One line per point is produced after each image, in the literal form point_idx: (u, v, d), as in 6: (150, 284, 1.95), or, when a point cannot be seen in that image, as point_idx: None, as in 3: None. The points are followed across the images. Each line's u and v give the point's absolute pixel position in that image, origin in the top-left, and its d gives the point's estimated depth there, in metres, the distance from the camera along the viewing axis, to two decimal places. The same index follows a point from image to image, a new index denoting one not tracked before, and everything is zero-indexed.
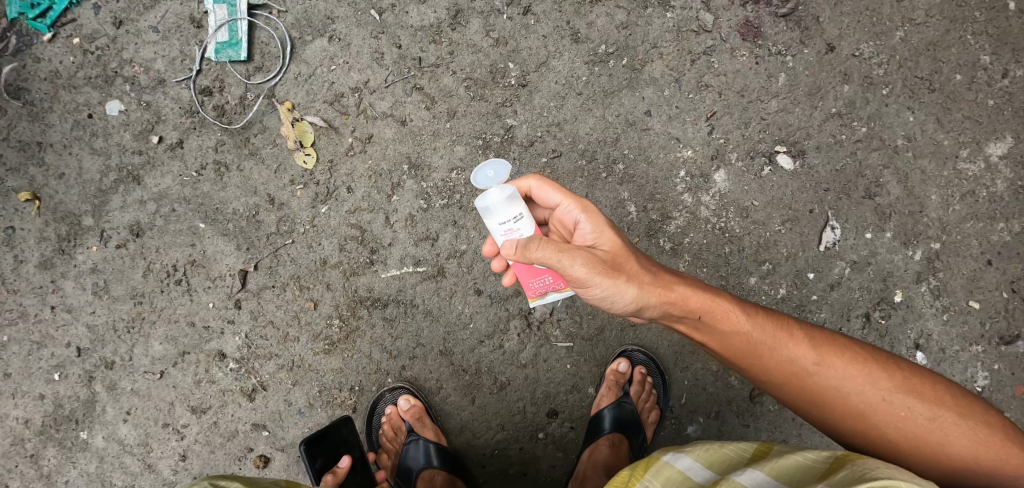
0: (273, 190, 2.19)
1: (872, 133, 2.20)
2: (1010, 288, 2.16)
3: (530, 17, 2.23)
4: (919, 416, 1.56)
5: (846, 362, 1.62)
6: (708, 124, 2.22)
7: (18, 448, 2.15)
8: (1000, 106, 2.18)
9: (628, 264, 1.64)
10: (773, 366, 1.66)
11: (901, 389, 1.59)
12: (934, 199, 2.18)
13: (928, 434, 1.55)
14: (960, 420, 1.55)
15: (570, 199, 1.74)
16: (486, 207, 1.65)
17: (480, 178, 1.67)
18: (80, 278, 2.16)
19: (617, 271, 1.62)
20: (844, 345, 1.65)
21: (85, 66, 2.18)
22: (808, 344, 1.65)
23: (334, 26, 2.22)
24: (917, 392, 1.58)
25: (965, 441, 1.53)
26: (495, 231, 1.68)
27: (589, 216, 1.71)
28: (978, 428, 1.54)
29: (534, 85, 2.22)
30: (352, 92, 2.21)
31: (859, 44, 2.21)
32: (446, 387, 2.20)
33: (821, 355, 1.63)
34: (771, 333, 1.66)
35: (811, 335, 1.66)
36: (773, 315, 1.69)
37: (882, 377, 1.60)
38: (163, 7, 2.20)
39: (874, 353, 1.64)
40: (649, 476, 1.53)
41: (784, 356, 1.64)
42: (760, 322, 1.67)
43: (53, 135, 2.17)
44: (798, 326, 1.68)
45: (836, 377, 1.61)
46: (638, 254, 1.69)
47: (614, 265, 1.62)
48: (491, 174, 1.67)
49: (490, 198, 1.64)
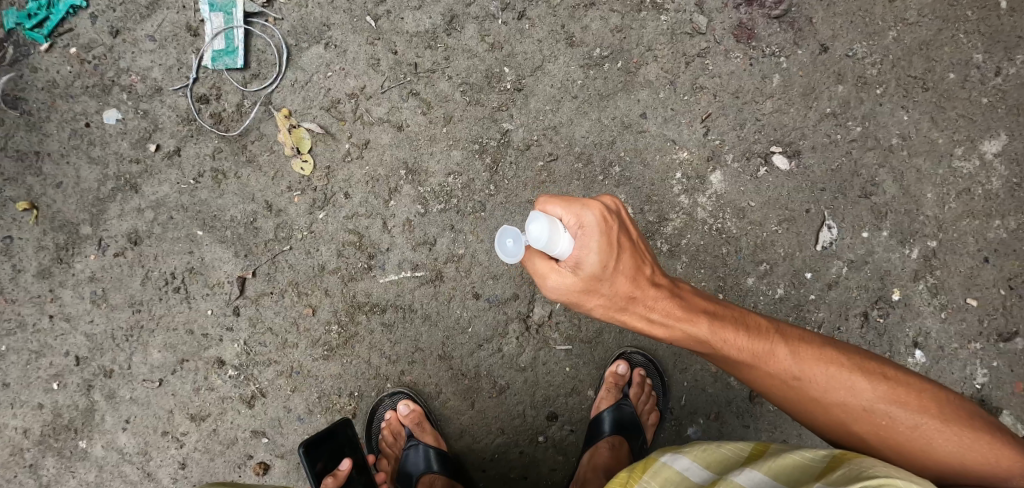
0: (271, 196, 2.19)
1: (867, 132, 2.21)
2: (1008, 284, 2.16)
3: (525, 21, 2.24)
4: (902, 425, 1.57)
5: (828, 375, 1.62)
6: (704, 126, 2.23)
7: (17, 458, 2.15)
8: (994, 104, 2.19)
9: (602, 288, 1.59)
10: (754, 379, 1.68)
11: (884, 398, 1.59)
12: (930, 197, 2.19)
13: (911, 442, 1.56)
14: (944, 426, 1.55)
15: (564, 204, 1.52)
16: (545, 244, 1.49)
17: (510, 254, 1.49)
18: (78, 287, 2.16)
19: (587, 296, 1.59)
20: (826, 355, 1.65)
21: (83, 75, 2.19)
22: (790, 358, 1.65)
23: (330, 33, 2.23)
24: (900, 400, 1.58)
25: (948, 447, 1.54)
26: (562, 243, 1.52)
27: (587, 233, 1.52)
28: (963, 433, 1.54)
29: (530, 90, 2.23)
30: (349, 98, 2.22)
31: (852, 44, 2.22)
32: (446, 391, 2.20)
33: (803, 367, 1.64)
34: (750, 349, 1.65)
35: (794, 347, 1.66)
36: (754, 328, 1.68)
37: (865, 387, 1.60)
38: (160, 16, 2.21)
39: (858, 363, 1.63)
40: (647, 477, 1.53)
41: (764, 371, 1.66)
42: (739, 340, 1.66)
43: (51, 144, 2.17)
44: (780, 338, 1.67)
45: (817, 389, 1.63)
46: (621, 272, 1.59)
47: (586, 291, 1.58)
48: (513, 237, 1.49)
49: (538, 234, 1.48)
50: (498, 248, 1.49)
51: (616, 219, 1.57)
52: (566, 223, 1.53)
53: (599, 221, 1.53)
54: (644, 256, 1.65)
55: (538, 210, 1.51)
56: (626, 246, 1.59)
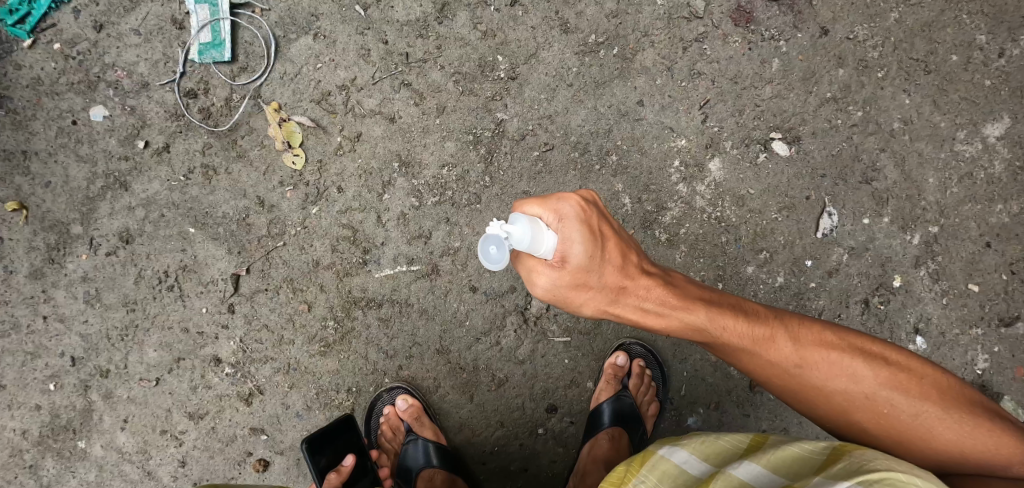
0: (263, 192, 2.16)
1: (868, 117, 2.17)
2: (1010, 269, 2.14)
3: (517, 8, 2.19)
4: (902, 412, 1.55)
5: (829, 362, 1.61)
6: (702, 113, 2.19)
7: (17, 460, 2.15)
8: (998, 86, 2.15)
9: (591, 280, 1.55)
10: (754, 367, 1.67)
11: (885, 385, 1.57)
12: (932, 183, 2.15)
13: (911, 430, 1.55)
14: (944, 413, 1.54)
15: (542, 204, 1.50)
16: (529, 246, 1.45)
17: (495, 262, 1.43)
18: (71, 287, 2.14)
19: (576, 291, 1.56)
20: (827, 342, 1.63)
21: (67, 72, 2.14)
22: (789, 345, 1.64)
23: (319, 23, 2.18)
24: (902, 387, 1.57)
25: (948, 434, 1.52)
26: (547, 242, 1.48)
27: (569, 225, 1.50)
28: (963, 420, 1.53)
29: (524, 78, 2.19)
30: (340, 90, 2.18)
31: (853, 27, 2.17)
32: (444, 385, 2.19)
33: (803, 354, 1.62)
34: (747, 337, 1.64)
35: (794, 334, 1.65)
36: (752, 315, 1.67)
37: (866, 373, 1.59)
38: (144, 9, 2.16)
39: (858, 348, 1.62)
40: (645, 471, 1.51)
41: (764, 359, 1.65)
42: (737, 327, 1.65)
43: (38, 143, 2.14)
44: (780, 325, 1.66)
45: (818, 377, 1.61)
46: (608, 263, 1.56)
47: (575, 285, 1.55)
48: (496, 244, 1.43)
49: (520, 237, 1.43)
50: (482, 257, 1.43)
51: (595, 209, 1.56)
52: (547, 220, 1.50)
53: (578, 212, 1.51)
54: (630, 245, 1.64)
55: (516, 211, 1.48)
56: (610, 235, 1.57)
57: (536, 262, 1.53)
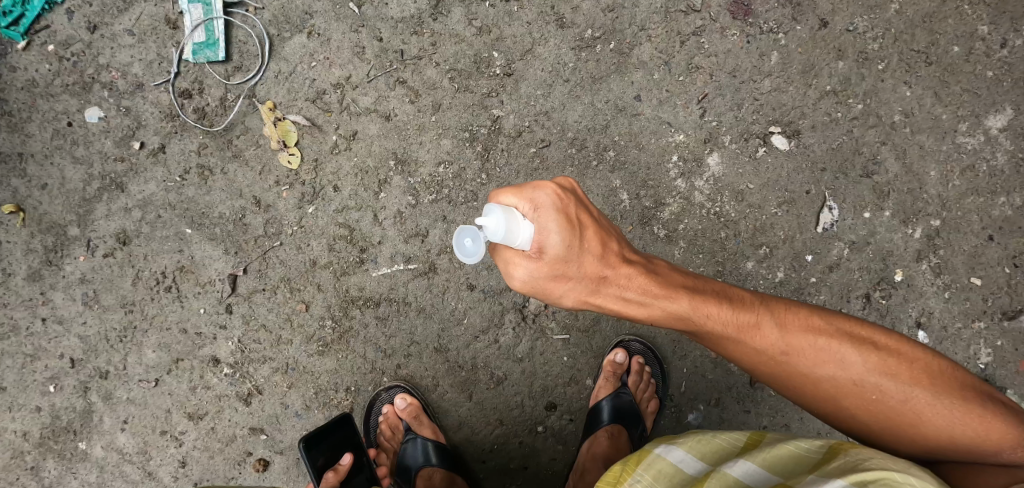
0: (259, 192, 2.15)
1: (869, 109, 2.15)
2: (1013, 262, 2.11)
3: (513, 3, 2.17)
4: (891, 398, 1.54)
5: (816, 348, 1.59)
6: (700, 107, 2.17)
7: (19, 461, 2.16)
8: (1000, 77, 2.11)
9: (570, 270, 1.53)
10: (740, 355, 1.65)
11: (874, 371, 1.56)
12: (933, 175, 2.13)
13: (901, 416, 1.53)
14: (934, 399, 1.52)
15: (518, 194, 1.48)
16: (505, 237, 1.45)
17: (470, 255, 1.45)
18: (69, 289, 2.14)
19: (556, 282, 1.54)
20: (814, 328, 1.62)
21: (61, 73, 2.14)
22: (776, 332, 1.62)
23: (313, 21, 2.16)
24: (891, 373, 1.55)
25: (938, 420, 1.51)
26: (524, 233, 1.47)
27: (545, 214, 1.48)
28: (954, 406, 1.51)
29: (520, 74, 2.17)
30: (335, 88, 2.17)
31: (853, 18, 2.15)
32: (443, 384, 2.18)
33: (789, 341, 1.61)
34: (732, 324, 1.63)
35: (781, 320, 1.63)
36: (737, 302, 1.66)
37: (854, 359, 1.57)
38: (138, 9, 2.15)
39: (846, 333, 1.60)
40: (640, 470, 1.50)
41: (749, 347, 1.63)
42: (721, 315, 1.63)
43: (34, 145, 2.13)
44: (766, 312, 1.65)
45: (805, 364, 1.60)
46: (588, 252, 1.54)
47: (554, 276, 1.53)
48: (471, 237, 1.45)
49: (495, 229, 1.43)
50: (458, 250, 1.44)
51: (572, 197, 1.54)
52: (523, 210, 1.48)
53: (555, 201, 1.50)
54: (611, 233, 1.62)
55: (492, 202, 1.47)
56: (588, 223, 1.55)
57: (513, 254, 1.51)
